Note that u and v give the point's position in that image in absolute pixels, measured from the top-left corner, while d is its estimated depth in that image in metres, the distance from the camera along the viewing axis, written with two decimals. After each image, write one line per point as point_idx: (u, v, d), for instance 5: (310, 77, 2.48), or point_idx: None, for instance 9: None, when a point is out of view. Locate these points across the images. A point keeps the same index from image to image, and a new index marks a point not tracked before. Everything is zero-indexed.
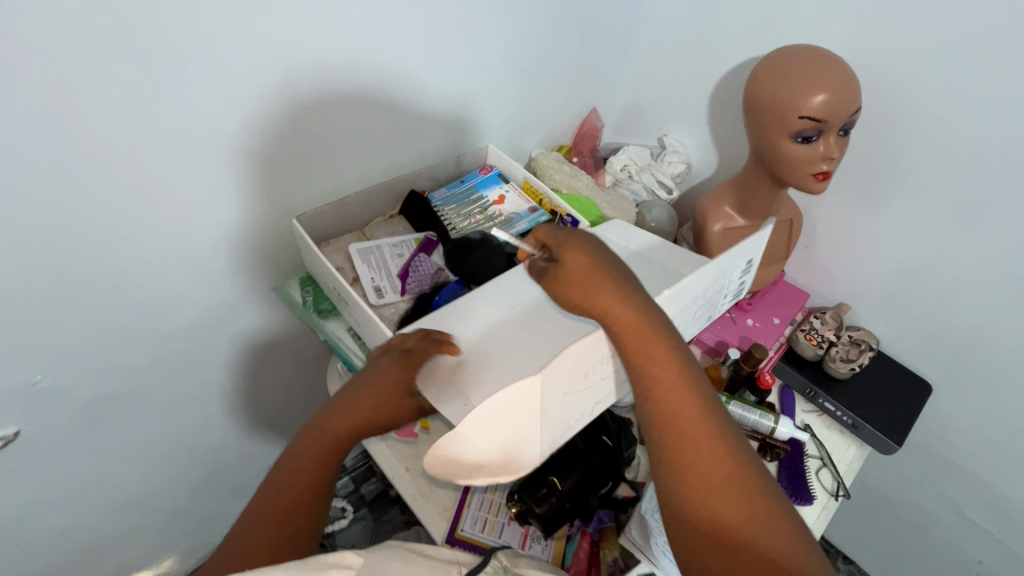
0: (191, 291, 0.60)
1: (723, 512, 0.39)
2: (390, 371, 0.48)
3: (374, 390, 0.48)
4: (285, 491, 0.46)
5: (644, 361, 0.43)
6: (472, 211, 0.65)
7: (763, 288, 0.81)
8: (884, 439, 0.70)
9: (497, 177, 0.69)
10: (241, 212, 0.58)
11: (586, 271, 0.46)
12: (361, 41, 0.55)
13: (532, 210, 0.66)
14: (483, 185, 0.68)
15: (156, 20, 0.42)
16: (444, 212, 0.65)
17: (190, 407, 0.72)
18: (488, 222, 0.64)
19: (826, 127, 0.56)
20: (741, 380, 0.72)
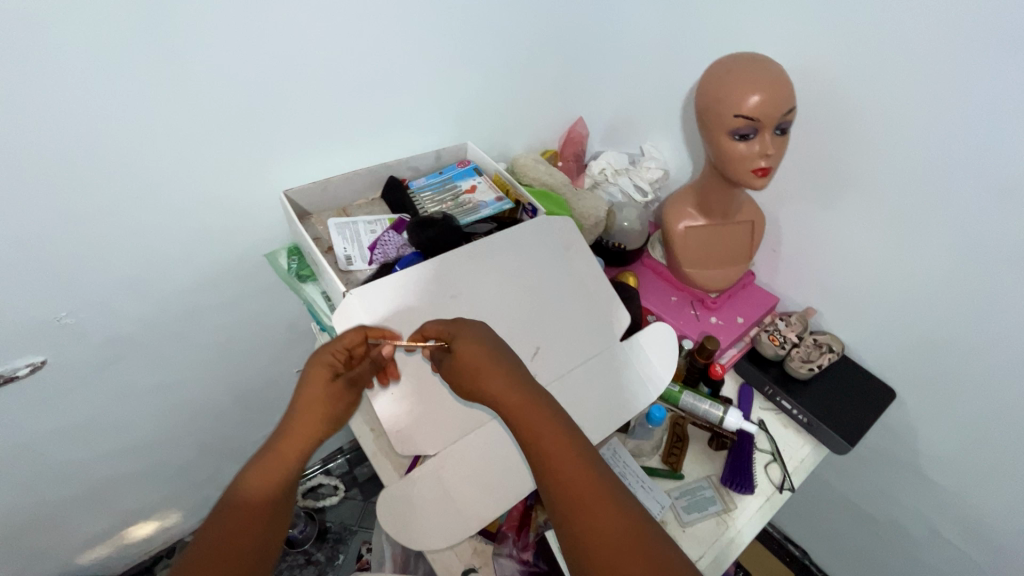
0: (199, 250, 0.68)
1: (610, 555, 0.41)
2: (311, 374, 0.50)
3: (311, 396, 0.49)
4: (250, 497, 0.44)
5: (527, 433, 0.47)
6: (445, 199, 0.72)
7: (730, 290, 0.83)
8: (839, 439, 0.71)
9: (473, 171, 0.76)
10: (245, 185, 0.66)
11: (471, 357, 0.51)
12: (359, 46, 0.64)
13: (498, 199, 0.72)
14: (459, 177, 0.75)
15: (187, 18, 0.51)
16: (419, 199, 0.72)
17: (199, 363, 0.80)
18: (457, 209, 0.71)
19: (761, 125, 0.60)
20: (697, 373, 0.75)
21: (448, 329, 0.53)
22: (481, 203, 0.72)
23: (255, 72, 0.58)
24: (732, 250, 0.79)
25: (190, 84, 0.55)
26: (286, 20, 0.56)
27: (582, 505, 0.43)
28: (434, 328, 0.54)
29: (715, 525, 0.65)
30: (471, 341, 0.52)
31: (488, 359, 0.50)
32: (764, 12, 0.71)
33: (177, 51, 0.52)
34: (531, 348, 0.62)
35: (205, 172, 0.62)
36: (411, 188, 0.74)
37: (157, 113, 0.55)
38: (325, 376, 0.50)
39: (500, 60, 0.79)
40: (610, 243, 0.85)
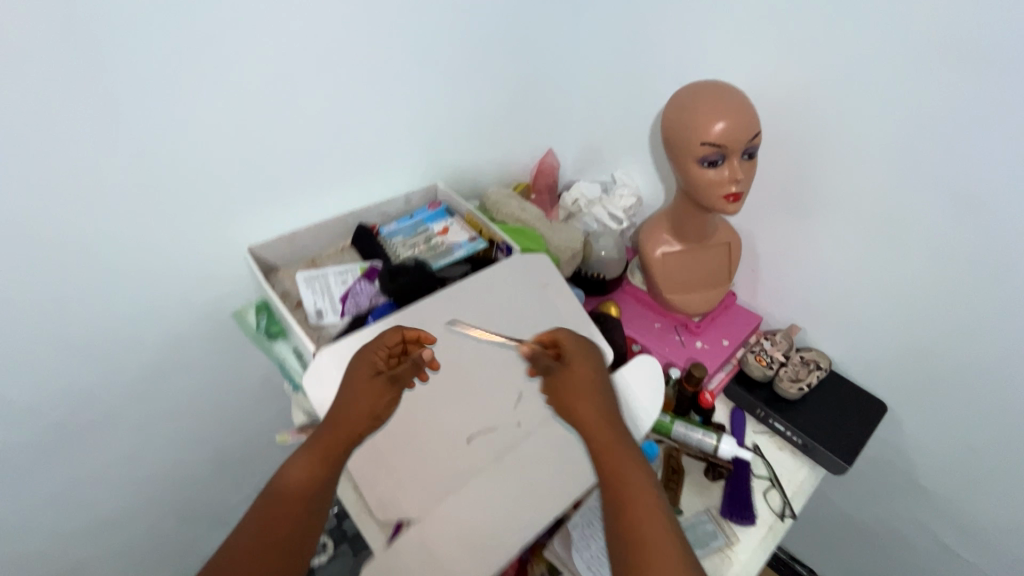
0: (161, 313, 0.65)
1: None
2: (354, 371, 0.51)
3: (352, 391, 0.49)
4: (285, 491, 0.44)
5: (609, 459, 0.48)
6: (417, 242, 0.71)
7: (713, 312, 0.83)
8: (834, 459, 0.70)
9: (445, 213, 0.75)
10: (209, 244, 0.64)
11: (586, 374, 0.53)
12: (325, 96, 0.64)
13: (472, 239, 0.71)
14: (430, 219, 0.74)
15: (144, 81, 0.50)
16: (390, 244, 0.70)
17: (168, 430, 0.76)
18: (429, 252, 0.70)
19: (727, 151, 0.61)
20: (687, 401, 0.73)
21: (570, 342, 0.55)
22: (455, 246, 0.70)
23: (224, 129, 0.58)
24: (711, 273, 0.78)
25: (152, 146, 0.54)
26: (256, 77, 0.57)
27: (640, 542, 0.42)
28: (565, 339, 0.55)
29: (717, 560, 0.63)
30: (588, 365, 0.54)
31: (595, 387, 0.52)
32: (719, 41, 0.74)
33: (140, 114, 0.51)
34: (517, 416, 0.58)
35: (166, 233, 0.60)
36: (381, 233, 0.72)
37: (114, 177, 0.53)
38: (367, 373, 0.50)
39: (468, 100, 0.80)
40: (588, 274, 0.84)
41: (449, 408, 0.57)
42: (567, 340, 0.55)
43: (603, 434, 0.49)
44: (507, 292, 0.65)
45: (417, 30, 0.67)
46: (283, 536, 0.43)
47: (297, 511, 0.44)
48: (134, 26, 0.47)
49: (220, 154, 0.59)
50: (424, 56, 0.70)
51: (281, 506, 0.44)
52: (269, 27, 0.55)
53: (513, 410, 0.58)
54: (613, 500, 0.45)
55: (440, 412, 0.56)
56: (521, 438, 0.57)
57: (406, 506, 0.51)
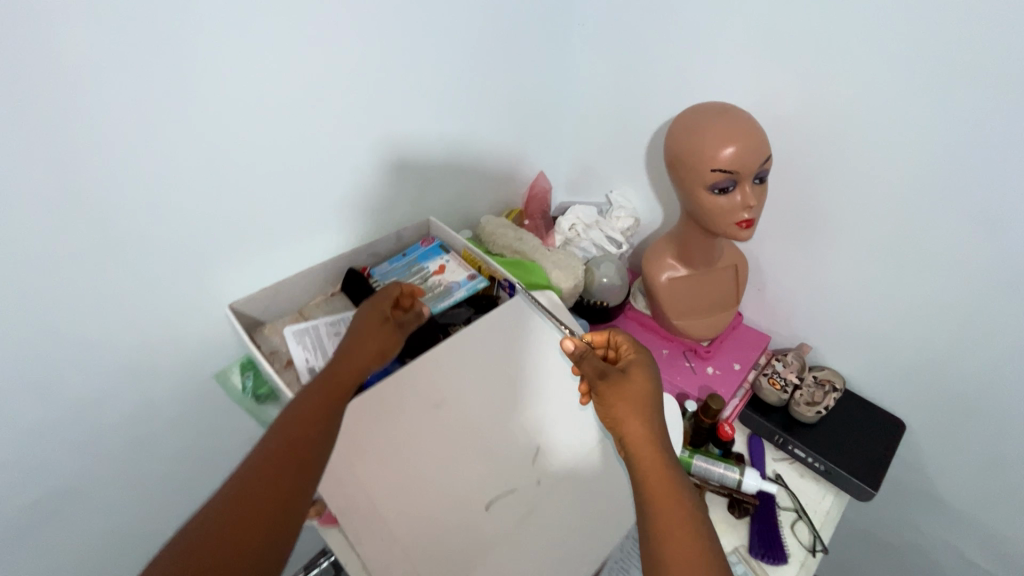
0: (137, 385, 0.59)
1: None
2: (363, 314, 0.53)
3: (363, 330, 0.52)
4: (300, 419, 0.44)
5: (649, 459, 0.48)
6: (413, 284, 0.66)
7: (721, 334, 0.80)
8: (860, 486, 0.67)
9: (439, 248, 0.71)
10: (187, 302, 0.58)
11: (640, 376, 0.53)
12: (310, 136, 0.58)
13: (472, 276, 0.67)
14: (424, 256, 0.70)
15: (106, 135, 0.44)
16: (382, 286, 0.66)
17: (147, 505, 0.69)
18: (427, 293, 0.65)
19: (740, 177, 0.58)
20: (705, 433, 0.70)
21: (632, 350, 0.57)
22: (455, 283, 0.66)
23: (202, 184, 0.52)
24: (718, 296, 0.76)
25: (119, 209, 0.48)
26: (236, 127, 0.51)
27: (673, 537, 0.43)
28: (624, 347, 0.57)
29: None
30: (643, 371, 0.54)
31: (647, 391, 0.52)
32: (719, 61, 0.71)
33: (105, 176, 0.46)
34: (536, 474, 0.53)
35: (138, 299, 0.54)
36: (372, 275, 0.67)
37: (77, 247, 0.47)
38: (375, 318, 0.53)
39: (461, 131, 0.75)
40: (592, 302, 0.80)
41: (465, 468, 0.51)
42: (629, 346, 0.57)
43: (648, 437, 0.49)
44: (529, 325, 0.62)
45: (405, 64, 0.63)
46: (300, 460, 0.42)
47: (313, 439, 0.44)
48: (95, 82, 0.42)
49: (197, 211, 0.53)
50: (414, 90, 0.65)
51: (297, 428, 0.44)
52: (247, 73, 0.50)
53: (532, 467, 0.54)
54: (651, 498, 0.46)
55: (455, 470, 0.51)
56: (541, 498, 0.52)
57: None
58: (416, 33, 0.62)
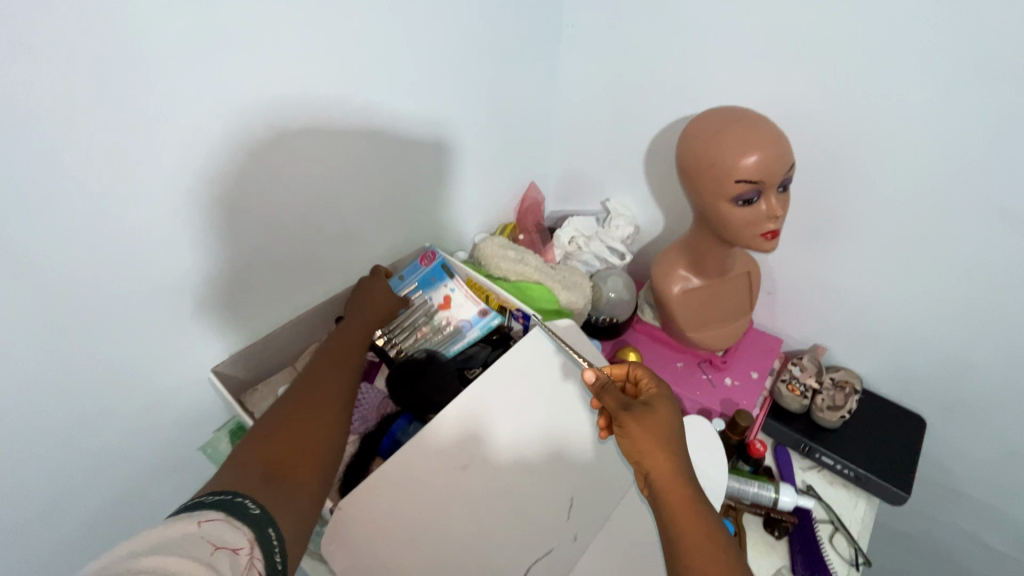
0: (106, 472, 0.51)
1: None
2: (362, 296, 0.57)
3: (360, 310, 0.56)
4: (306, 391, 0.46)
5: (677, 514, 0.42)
6: (417, 325, 0.59)
7: (735, 343, 0.77)
8: (893, 490, 0.65)
9: (443, 273, 0.62)
10: (155, 370, 0.50)
11: (662, 414, 0.46)
12: (289, 171, 0.51)
13: (482, 314, 0.60)
14: (425, 284, 0.62)
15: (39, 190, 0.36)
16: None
17: None
18: (435, 335, 0.59)
19: (765, 186, 0.54)
20: (733, 451, 0.67)
21: (652, 384, 0.49)
22: (462, 323, 0.59)
23: (166, 238, 0.45)
24: (732, 305, 0.73)
25: (65, 274, 0.40)
26: (201, 168, 0.44)
27: None
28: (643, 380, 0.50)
29: None
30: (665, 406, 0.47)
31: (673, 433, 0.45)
32: (719, 61, 0.67)
33: (47, 243, 0.38)
34: (571, 528, 0.48)
35: (99, 377, 0.46)
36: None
37: (17, 329, 0.39)
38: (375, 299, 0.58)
39: (450, 150, 0.70)
40: (600, 320, 0.76)
41: (497, 537, 0.46)
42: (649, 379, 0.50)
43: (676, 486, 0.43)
44: (538, 362, 0.56)
45: (387, 81, 0.56)
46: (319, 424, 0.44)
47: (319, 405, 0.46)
48: (25, 131, 0.34)
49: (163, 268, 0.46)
50: (398, 109, 0.59)
51: (310, 393, 0.46)
52: (210, 106, 0.42)
53: (567, 522, 0.48)
54: (684, 556, 0.40)
55: (486, 541, 0.46)
56: (579, 554, 0.48)
57: None
58: (397, 46, 0.55)
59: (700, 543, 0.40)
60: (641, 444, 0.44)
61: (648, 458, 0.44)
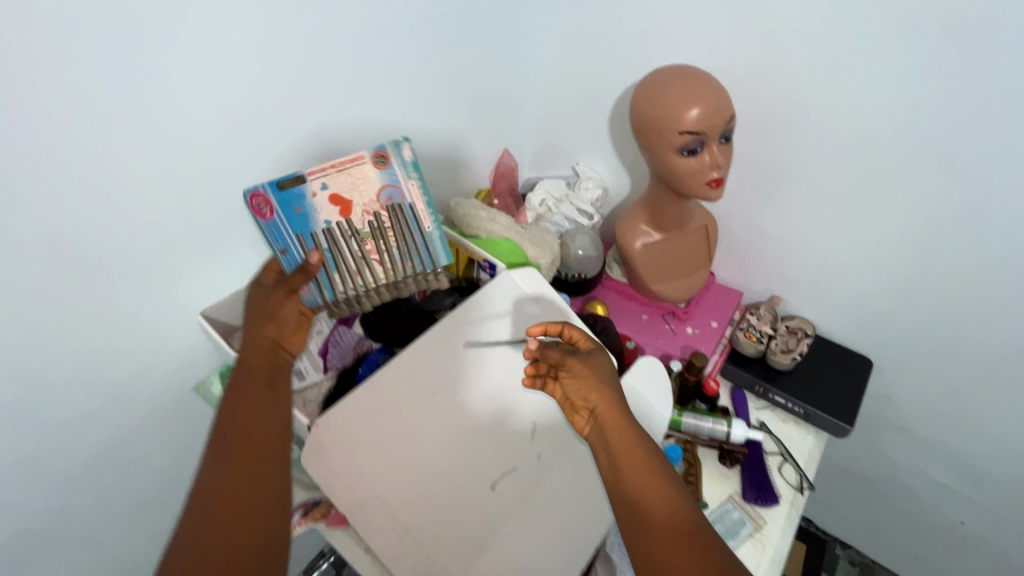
0: (108, 406, 0.55)
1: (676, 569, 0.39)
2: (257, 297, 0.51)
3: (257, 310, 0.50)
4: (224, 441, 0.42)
5: (615, 438, 0.46)
6: (352, 250, 0.54)
7: (696, 295, 0.83)
8: (837, 423, 0.71)
9: (295, 193, 0.51)
10: (150, 312, 0.55)
11: (598, 358, 0.51)
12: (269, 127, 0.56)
13: (381, 166, 0.54)
14: (306, 218, 0.51)
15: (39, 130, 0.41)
16: (356, 293, 0.55)
17: (125, 532, 0.65)
18: (372, 235, 0.54)
19: (706, 137, 0.59)
20: (691, 391, 0.72)
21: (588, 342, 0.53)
22: (388, 196, 0.55)
23: (151, 185, 0.49)
24: (691, 258, 0.78)
25: (65, 211, 0.45)
26: (184, 121, 0.49)
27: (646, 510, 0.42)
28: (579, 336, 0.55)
29: (751, 548, 0.62)
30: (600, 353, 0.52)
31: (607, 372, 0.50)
32: (671, 24, 0.72)
33: (44, 180, 0.43)
34: (536, 448, 0.53)
35: (97, 313, 0.50)
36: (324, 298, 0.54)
37: (21, 261, 0.44)
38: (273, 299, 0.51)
39: (421, 115, 0.74)
40: (570, 276, 0.81)
41: (463, 454, 0.51)
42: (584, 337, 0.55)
43: (613, 414, 0.47)
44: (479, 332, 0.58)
45: (358, 47, 0.61)
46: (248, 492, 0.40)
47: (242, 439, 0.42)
48: (24, 78, 0.39)
49: (149, 213, 0.51)
50: (368, 73, 0.64)
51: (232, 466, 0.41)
52: (190, 64, 0.47)
53: (531, 442, 0.54)
54: (623, 469, 0.44)
55: (454, 455, 0.51)
56: (543, 471, 0.53)
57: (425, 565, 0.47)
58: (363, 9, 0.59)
59: (636, 457, 0.44)
60: (586, 385, 0.49)
61: (589, 392, 0.48)
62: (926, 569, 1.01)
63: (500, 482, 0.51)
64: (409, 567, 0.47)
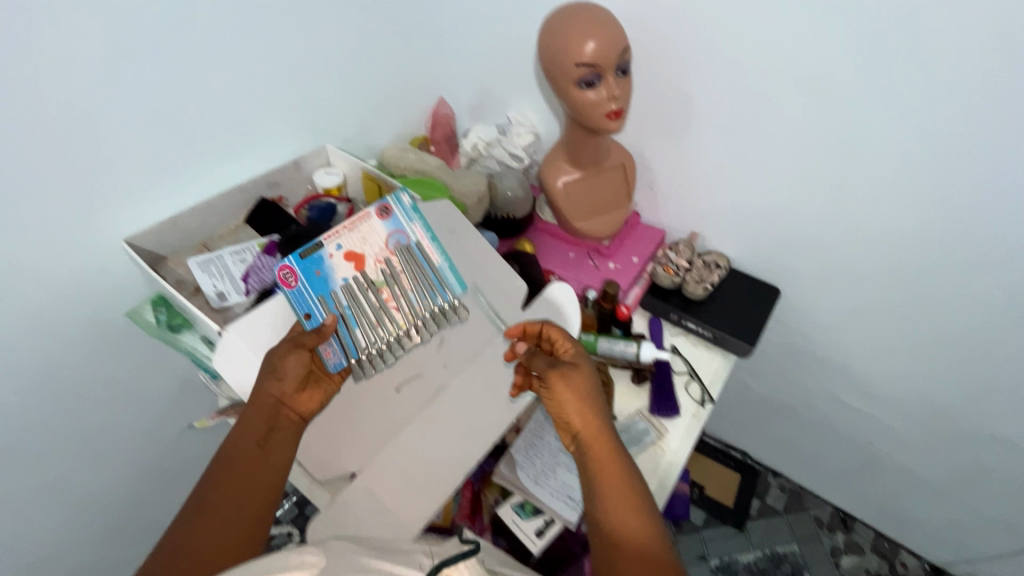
0: (44, 335, 0.58)
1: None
2: (276, 352, 0.51)
3: (275, 364, 0.50)
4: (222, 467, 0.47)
5: (597, 456, 0.50)
6: (371, 302, 0.56)
7: (621, 234, 0.87)
8: (740, 344, 0.77)
9: (315, 258, 0.55)
10: (77, 244, 0.58)
11: (585, 374, 0.54)
12: (177, 63, 0.58)
13: (385, 217, 0.59)
14: (326, 280, 0.55)
15: None
16: (379, 343, 0.56)
17: (78, 459, 0.69)
18: (390, 284, 0.57)
19: (601, 70, 0.62)
20: (607, 318, 0.77)
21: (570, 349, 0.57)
22: (395, 241, 0.59)
23: (63, 118, 0.52)
24: (612, 195, 0.82)
25: None
26: (85, 54, 0.51)
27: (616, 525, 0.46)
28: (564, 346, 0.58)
29: (652, 453, 0.69)
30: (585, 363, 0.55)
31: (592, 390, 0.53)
32: None
33: None
34: (443, 357, 0.58)
35: (20, 241, 0.53)
36: (348, 357, 0.54)
37: None
38: (291, 355, 0.51)
39: (339, 56, 0.77)
40: (499, 215, 0.84)
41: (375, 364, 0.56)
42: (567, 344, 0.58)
43: (596, 434, 0.51)
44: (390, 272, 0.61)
45: None
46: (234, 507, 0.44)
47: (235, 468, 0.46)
48: None
49: (62, 146, 0.53)
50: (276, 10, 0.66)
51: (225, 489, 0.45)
52: None
53: (439, 352, 0.58)
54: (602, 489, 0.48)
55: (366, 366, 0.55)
56: (449, 378, 0.58)
57: (332, 454, 0.52)
58: None
59: (613, 475, 0.48)
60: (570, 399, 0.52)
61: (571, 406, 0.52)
62: (846, 489, 1.10)
63: (408, 391, 0.56)
64: (317, 456, 0.52)
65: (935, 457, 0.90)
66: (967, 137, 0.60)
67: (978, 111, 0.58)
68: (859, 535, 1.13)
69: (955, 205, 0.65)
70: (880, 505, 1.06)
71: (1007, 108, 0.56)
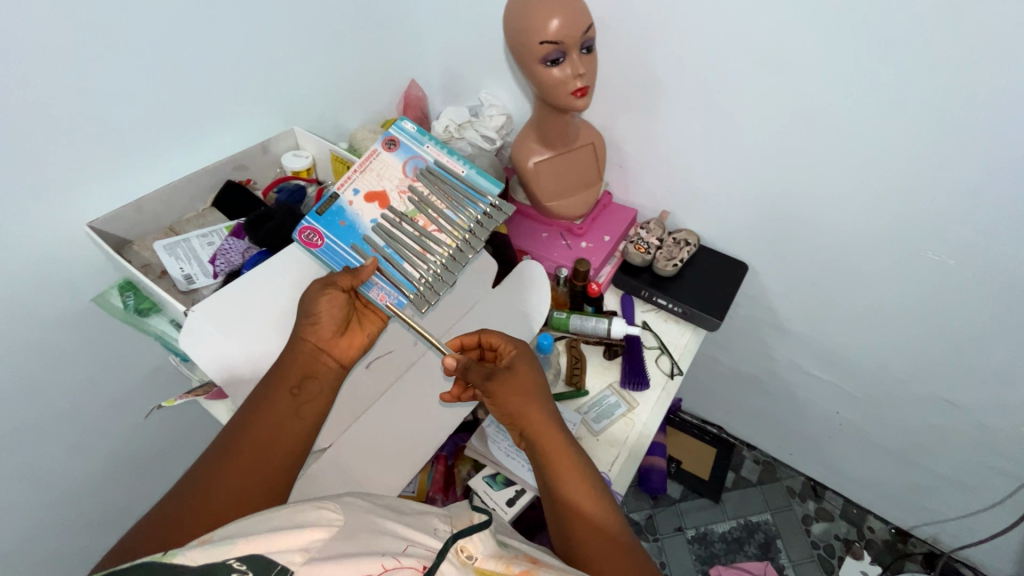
0: (10, 322, 0.58)
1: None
2: (311, 295, 0.53)
3: (314, 310, 0.52)
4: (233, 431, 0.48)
5: (554, 461, 0.50)
6: (410, 234, 0.59)
7: (593, 213, 0.88)
8: (708, 318, 0.79)
9: (333, 212, 0.60)
10: (39, 230, 0.57)
11: (527, 381, 0.53)
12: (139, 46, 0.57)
13: (393, 150, 0.63)
14: (353, 228, 0.59)
15: None
16: (432, 271, 0.58)
17: (50, 446, 0.69)
18: (423, 206, 0.60)
19: (565, 47, 0.63)
20: (579, 296, 0.79)
21: (511, 348, 0.56)
22: (413, 166, 0.62)
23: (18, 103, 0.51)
24: (583, 174, 0.83)
25: None
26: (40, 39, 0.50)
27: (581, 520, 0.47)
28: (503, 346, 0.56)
29: (623, 424, 0.70)
30: (526, 365, 0.54)
31: (537, 392, 0.53)
32: None
33: None
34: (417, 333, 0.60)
35: None
36: (406, 293, 0.57)
37: None
38: (330, 301, 0.53)
39: (308, 38, 0.76)
40: None
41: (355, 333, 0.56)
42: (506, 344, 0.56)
43: (548, 438, 0.51)
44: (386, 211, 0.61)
45: None
46: (244, 478, 0.45)
47: (249, 435, 0.48)
48: None
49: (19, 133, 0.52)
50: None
51: (234, 455, 0.46)
52: None
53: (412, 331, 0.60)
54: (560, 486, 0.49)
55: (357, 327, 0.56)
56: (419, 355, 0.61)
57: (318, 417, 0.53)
58: None
59: (570, 472, 0.50)
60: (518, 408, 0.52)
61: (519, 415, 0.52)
62: (815, 458, 1.14)
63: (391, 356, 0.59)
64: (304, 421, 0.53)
65: (896, 425, 0.93)
66: (921, 114, 0.61)
67: (929, 90, 0.59)
68: (829, 503, 1.17)
69: (909, 181, 0.67)
70: (848, 472, 1.10)
71: (957, 86, 0.58)
